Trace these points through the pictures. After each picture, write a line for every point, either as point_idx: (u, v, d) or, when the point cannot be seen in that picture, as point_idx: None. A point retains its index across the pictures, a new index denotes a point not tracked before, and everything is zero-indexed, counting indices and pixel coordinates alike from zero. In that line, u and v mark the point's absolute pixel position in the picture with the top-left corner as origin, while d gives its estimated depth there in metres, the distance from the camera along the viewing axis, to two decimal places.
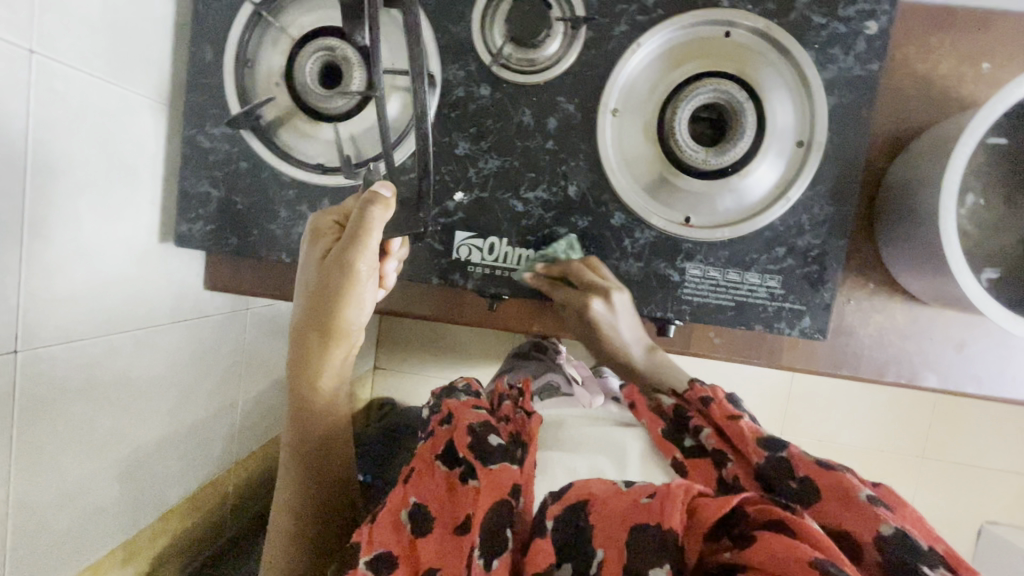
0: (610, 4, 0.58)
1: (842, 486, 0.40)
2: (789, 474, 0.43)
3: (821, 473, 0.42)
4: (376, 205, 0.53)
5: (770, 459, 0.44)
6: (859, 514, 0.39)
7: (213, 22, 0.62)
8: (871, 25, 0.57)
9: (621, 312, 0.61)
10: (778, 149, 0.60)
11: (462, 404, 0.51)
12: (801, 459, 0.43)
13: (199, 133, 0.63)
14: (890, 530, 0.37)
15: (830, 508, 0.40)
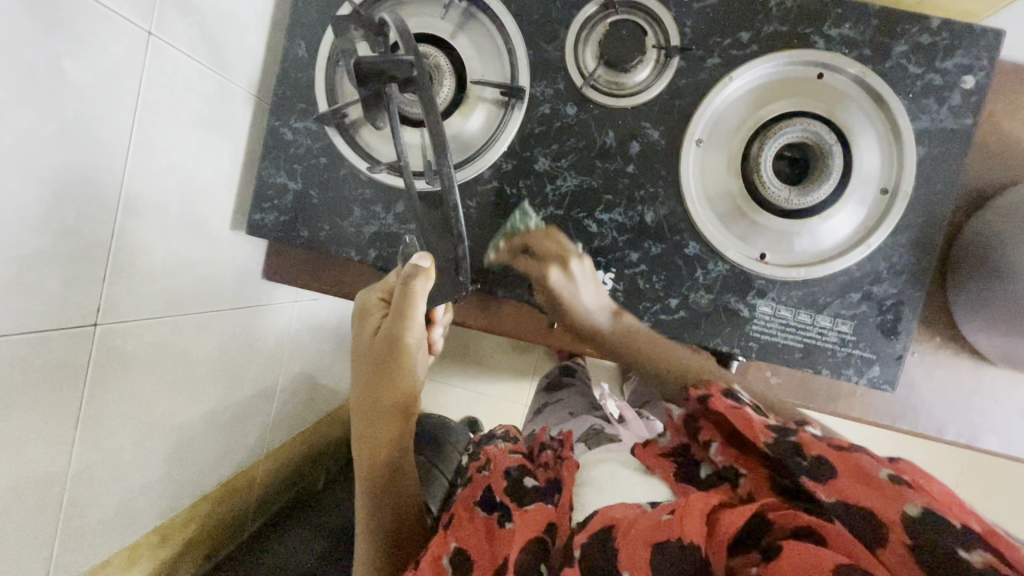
0: (706, 36, 0.59)
1: (856, 465, 0.34)
2: (798, 452, 0.36)
3: (833, 453, 0.35)
4: (422, 275, 0.56)
5: (780, 443, 0.37)
6: (881, 494, 0.32)
7: (310, 19, 0.63)
8: (967, 80, 0.57)
9: (608, 227, 0.58)
10: (861, 194, 0.59)
11: (501, 451, 0.52)
12: (810, 441, 0.36)
13: (284, 126, 0.63)
14: (917, 511, 0.31)
15: (847, 489, 0.33)
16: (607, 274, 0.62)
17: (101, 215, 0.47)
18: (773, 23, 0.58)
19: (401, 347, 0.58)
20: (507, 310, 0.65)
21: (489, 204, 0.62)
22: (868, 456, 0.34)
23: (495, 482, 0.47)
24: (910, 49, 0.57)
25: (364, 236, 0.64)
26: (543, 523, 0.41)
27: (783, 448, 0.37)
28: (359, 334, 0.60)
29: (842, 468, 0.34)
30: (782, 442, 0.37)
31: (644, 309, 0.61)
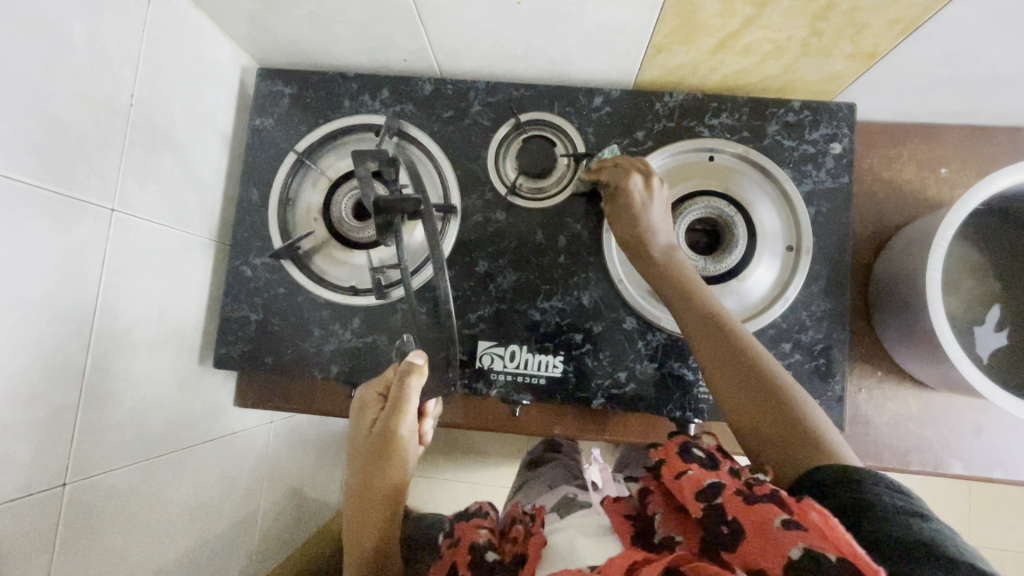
0: (606, 139, 0.68)
1: (760, 517, 0.36)
2: (722, 519, 0.39)
3: (744, 509, 0.38)
4: (415, 378, 0.58)
5: (708, 511, 0.40)
6: (771, 542, 0.35)
7: (259, 170, 0.70)
8: (835, 146, 0.66)
9: (657, 196, 0.62)
10: (770, 252, 0.65)
11: (469, 528, 0.53)
12: (730, 502, 0.39)
13: (243, 264, 0.69)
14: (798, 554, 0.33)
15: (751, 548, 0.36)
16: (556, 357, 0.65)
17: (66, 377, 0.50)
18: (661, 120, 0.67)
19: (394, 441, 0.61)
20: (476, 405, 0.68)
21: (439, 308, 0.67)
22: (772, 506, 0.37)
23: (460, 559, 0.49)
24: (781, 127, 0.66)
25: (325, 354, 0.67)
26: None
27: (710, 512, 0.40)
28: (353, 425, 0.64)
29: (748, 527, 0.36)
30: (711, 505, 0.40)
31: (597, 386, 0.65)
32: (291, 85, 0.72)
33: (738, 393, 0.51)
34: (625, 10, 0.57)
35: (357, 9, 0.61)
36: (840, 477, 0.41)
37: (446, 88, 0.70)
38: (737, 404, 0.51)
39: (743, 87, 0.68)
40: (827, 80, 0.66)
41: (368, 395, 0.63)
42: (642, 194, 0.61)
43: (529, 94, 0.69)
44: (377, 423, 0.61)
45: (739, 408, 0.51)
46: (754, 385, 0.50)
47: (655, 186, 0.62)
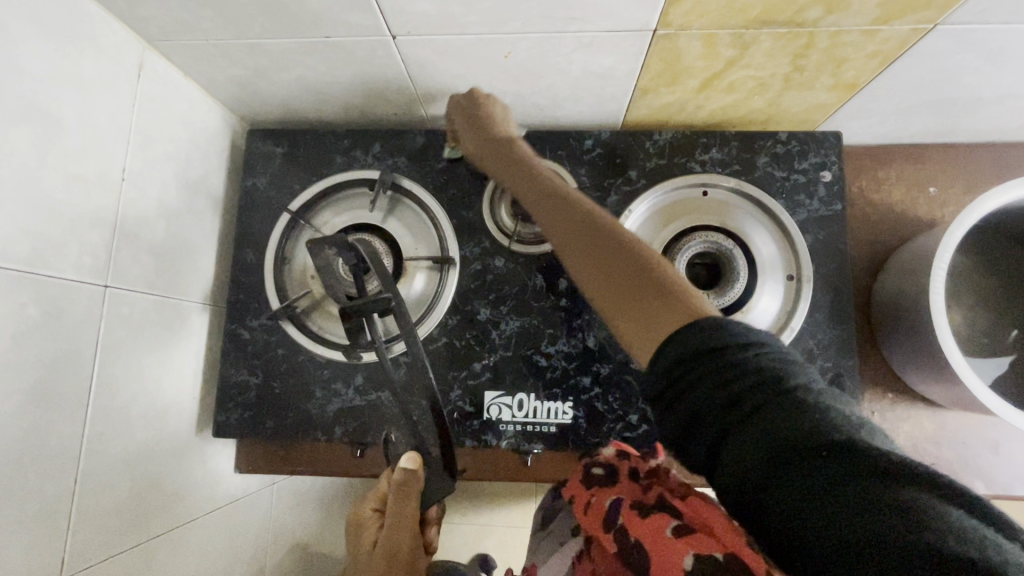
0: (599, 180, 0.68)
1: (656, 531, 0.38)
2: (626, 542, 0.40)
3: (641, 526, 0.39)
4: (411, 480, 0.60)
5: (617, 536, 0.41)
6: (668, 557, 0.35)
7: (254, 230, 0.70)
8: (826, 175, 0.66)
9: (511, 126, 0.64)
10: (772, 283, 0.65)
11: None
12: (628, 523, 0.41)
13: (240, 327, 0.68)
14: (692, 564, 0.34)
15: (652, 566, 0.36)
16: (566, 403, 0.64)
17: (62, 465, 0.48)
18: (652, 158, 0.68)
19: (402, 556, 0.60)
20: (481, 456, 0.66)
21: (442, 360, 0.65)
22: (662, 518, 0.39)
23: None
24: (770, 158, 0.67)
25: (329, 415, 0.66)
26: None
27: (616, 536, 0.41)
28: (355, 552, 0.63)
29: (649, 549, 0.37)
30: (617, 531, 0.41)
31: (608, 430, 0.63)
32: (282, 144, 0.72)
33: (607, 274, 0.43)
34: (611, 57, 0.58)
35: (347, 69, 0.62)
36: (705, 341, 0.35)
37: (438, 139, 0.71)
38: (600, 286, 0.43)
39: (730, 122, 0.70)
40: (811, 110, 0.67)
41: (369, 512, 0.63)
42: (472, 103, 0.63)
43: (520, 140, 0.70)
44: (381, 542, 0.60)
45: (604, 294, 0.43)
46: (614, 263, 0.43)
47: (488, 137, 0.61)
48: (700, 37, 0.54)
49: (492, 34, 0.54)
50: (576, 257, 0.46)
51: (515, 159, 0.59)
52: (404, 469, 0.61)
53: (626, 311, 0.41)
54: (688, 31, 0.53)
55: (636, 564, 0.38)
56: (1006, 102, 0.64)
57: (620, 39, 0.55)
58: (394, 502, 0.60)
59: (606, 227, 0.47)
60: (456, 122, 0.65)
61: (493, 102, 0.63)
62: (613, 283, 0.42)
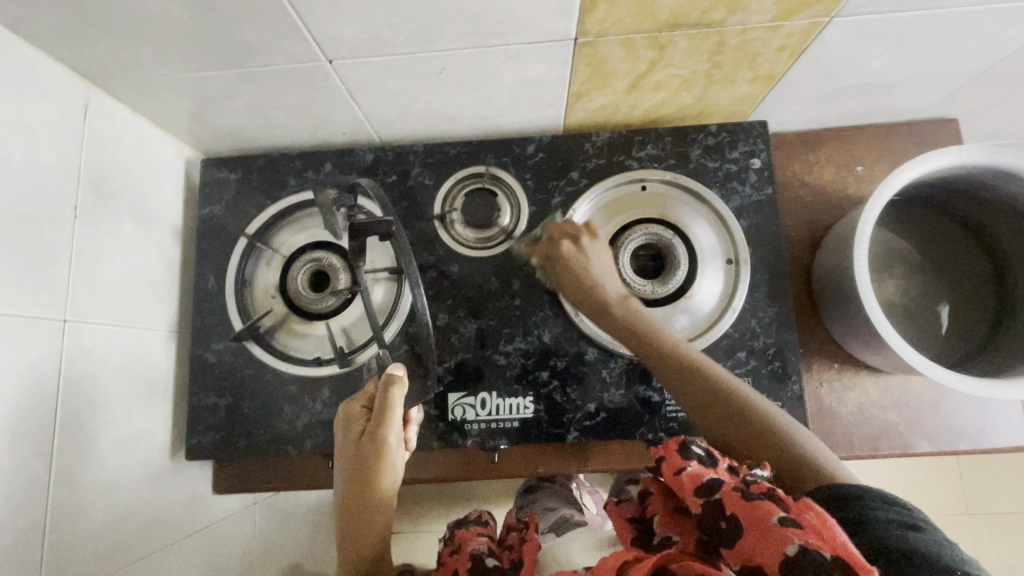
0: (544, 183, 0.71)
1: (759, 515, 0.41)
2: (721, 516, 0.43)
3: (741, 505, 0.42)
4: (394, 388, 0.61)
5: (707, 506, 0.44)
6: (771, 541, 0.39)
7: (213, 256, 0.71)
8: (755, 161, 0.70)
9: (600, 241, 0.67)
10: (712, 268, 0.69)
11: (470, 535, 0.63)
12: (727, 498, 0.43)
13: (206, 351, 0.69)
14: (796, 553, 0.38)
15: (749, 542, 0.40)
16: (526, 398, 0.67)
17: (32, 497, 0.50)
18: (592, 158, 0.71)
19: (383, 449, 0.61)
20: (451, 456, 0.68)
21: (405, 367, 0.68)
22: (768, 505, 0.41)
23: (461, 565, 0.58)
24: (702, 151, 0.71)
25: (299, 429, 0.67)
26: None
27: (707, 507, 0.44)
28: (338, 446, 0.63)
29: (746, 525, 0.41)
30: (711, 503, 0.44)
31: (569, 420, 0.66)
32: (236, 170, 0.74)
33: (727, 435, 0.54)
34: (540, 66, 0.61)
35: (291, 95, 0.64)
36: (837, 496, 0.44)
37: (387, 154, 0.73)
38: (736, 437, 0.54)
39: (663, 119, 0.73)
40: (737, 103, 0.71)
41: (354, 412, 0.63)
42: (576, 253, 0.66)
43: (466, 150, 0.73)
44: (364, 436, 0.61)
45: (733, 437, 0.54)
46: (738, 416, 0.54)
47: (599, 248, 0.67)
48: (618, 42, 0.57)
49: (423, 52, 0.57)
50: (715, 420, 0.55)
51: (624, 328, 0.62)
52: (387, 377, 0.61)
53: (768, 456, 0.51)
54: (607, 38, 0.57)
55: (728, 535, 0.42)
56: (915, 82, 0.69)
57: (545, 49, 0.58)
58: (376, 405, 0.61)
59: (725, 393, 0.56)
60: (553, 262, 0.67)
61: (585, 234, 0.67)
62: (742, 432, 0.54)
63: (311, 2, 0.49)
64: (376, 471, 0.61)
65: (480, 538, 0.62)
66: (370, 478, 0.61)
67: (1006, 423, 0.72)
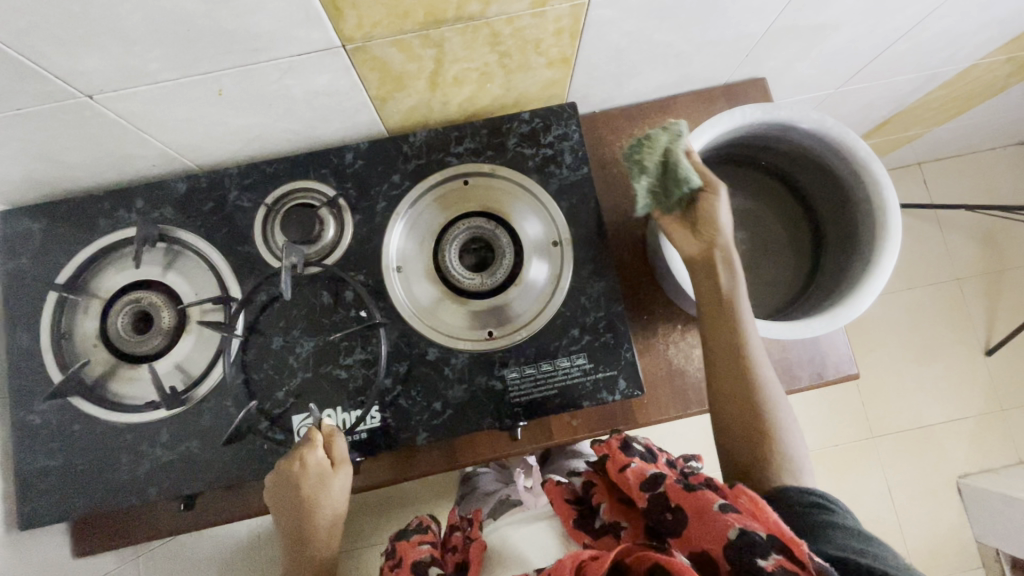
0: (366, 191, 0.71)
1: (701, 505, 0.51)
2: (666, 508, 0.53)
3: (686, 498, 0.52)
4: (337, 438, 0.64)
5: (653, 498, 0.55)
6: (715, 526, 0.49)
7: (26, 312, 0.68)
8: (569, 143, 0.72)
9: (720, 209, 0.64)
10: (539, 252, 0.71)
11: (410, 544, 0.63)
12: (673, 494, 0.53)
13: (30, 413, 0.66)
14: (736, 533, 0.47)
15: (699, 532, 0.50)
16: (372, 407, 0.66)
17: None
18: (412, 160, 0.72)
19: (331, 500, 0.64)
20: None
21: (245, 395, 0.66)
22: (709, 496, 0.51)
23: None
24: (519, 139, 0.72)
25: (140, 478, 0.65)
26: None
27: (659, 503, 0.54)
28: (279, 504, 0.63)
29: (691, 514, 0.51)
30: (659, 498, 0.54)
31: (416, 422, 0.66)
32: (41, 219, 0.70)
33: (725, 378, 0.63)
34: (323, 76, 0.60)
35: (69, 135, 0.61)
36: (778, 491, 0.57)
37: (202, 182, 0.71)
38: (721, 384, 0.63)
39: (481, 111, 0.74)
40: (547, 87, 0.72)
41: (310, 461, 0.62)
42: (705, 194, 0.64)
43: (285, 166, 0.72)
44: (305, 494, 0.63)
45: (720, 400, 0.63)
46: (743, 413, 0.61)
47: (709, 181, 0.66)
48: (391, 44, 0.57)
49: (188, 77, 0.55)
50: (718, 392, 0.63)
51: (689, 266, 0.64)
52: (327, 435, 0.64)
53: (734, 435, 0.62)
54: (376, 41, 0.56)
55: (677, 522, 0.52)
56: (706, 48, 0.72)
57: (318, 60, 0.57)
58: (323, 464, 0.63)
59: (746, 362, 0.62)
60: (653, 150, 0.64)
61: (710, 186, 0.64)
62: (730, 397, 0.62)
63: (29, 39, 0.46)
64: (326, 519, 0.65)
65: (420, 546, 0.63)
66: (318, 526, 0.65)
67: (836, 355, 0.78)
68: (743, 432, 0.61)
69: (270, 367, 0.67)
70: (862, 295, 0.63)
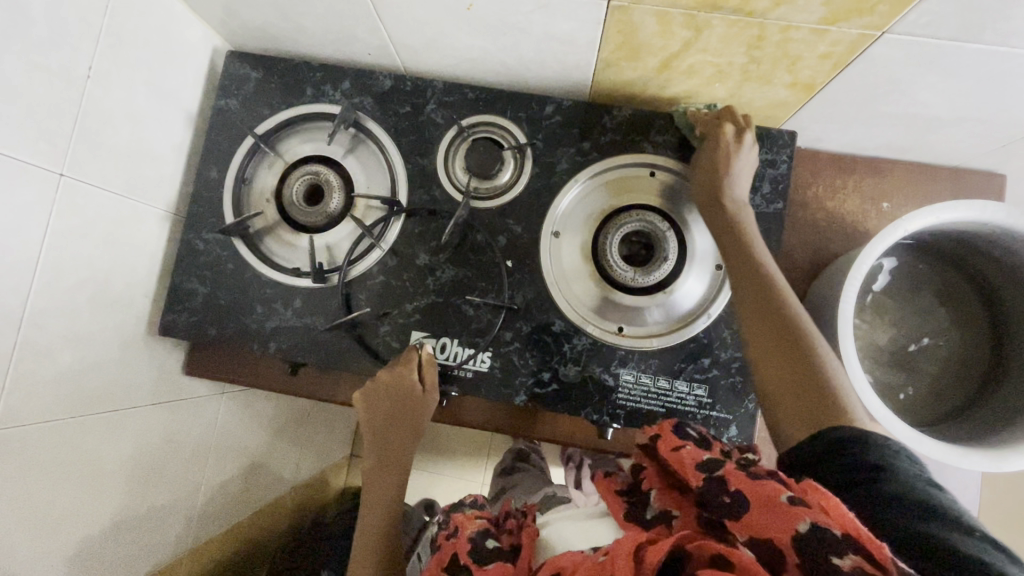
0: (553, 147, 0.70)
1: (765, 492, 0.39)
2: (722, 490, 0.41)
3: (748, 483, 0.40)
4: (432, 364, 0.66)
5: (708, 481, 0.43)
6: (777, 517, 0.37)
7: (221, 149, 0.73)
8: (772, 172, 0.67)
9: (746, 154, 0.63)
10: (699, 270, 0.68)
11: (467, 518, 0.60)
12: (733, 477, 0.42)
13: (195, 238, 0.72)
14: (807, 527, 0.36)
15: (756, 521, 0.38)
16: (484, 353, 0.67)
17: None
18: (608, 133, 0.70)
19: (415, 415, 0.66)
20: (457, 406, 0.72)
21: (377, 295, 0.69)
22: (775, 483, 0.39)
23: (460, 548, 0.56)
24: None
25: (265, 331, 0.70)
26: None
27: (710, 484, 0.43)
28: (372, 415, 0.66)
29: (751, 499, 0.39)
30: (709, 481, 0.43)
31: (520, 382, 0.67)
32: (258, 69, 0.74)
33: (762, 346, 0.53)
34: (570, 23, 0.58)
35: (319, 3, 0.63)
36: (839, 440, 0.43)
37: (405, 85, 0.72)
38: (758, 346, 0.53)
39: (693, 108, 0.70)
40: (772, 107, 0.68)
41: (409, 378, 0.65)
42: (730, 143, 0.63)
43: (485, 96, 0.72)
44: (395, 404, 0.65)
45: (773, 374, 0.51)
46: (794, 369, 0.50)
47: (743, 144, 0.64)
48: (654, 13, 0.54)
49: None
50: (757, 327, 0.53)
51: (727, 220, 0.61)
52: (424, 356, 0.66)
53: (786, 399, 0.49)
54: (641, 6, 0.54)
55: (731, 510, 0.40)
56: (965, 123, 0.64)
57: (576, 5, 0.56)
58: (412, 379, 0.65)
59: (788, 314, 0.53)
60: (706, 141, 0.65)
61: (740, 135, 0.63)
62: (783, 357, 0.51)
63: None
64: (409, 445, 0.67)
65: (477, 521, 0.59)
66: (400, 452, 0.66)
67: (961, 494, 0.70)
68: (789, 394, 0.49)
69: (407, 277, 0.69)
70: None
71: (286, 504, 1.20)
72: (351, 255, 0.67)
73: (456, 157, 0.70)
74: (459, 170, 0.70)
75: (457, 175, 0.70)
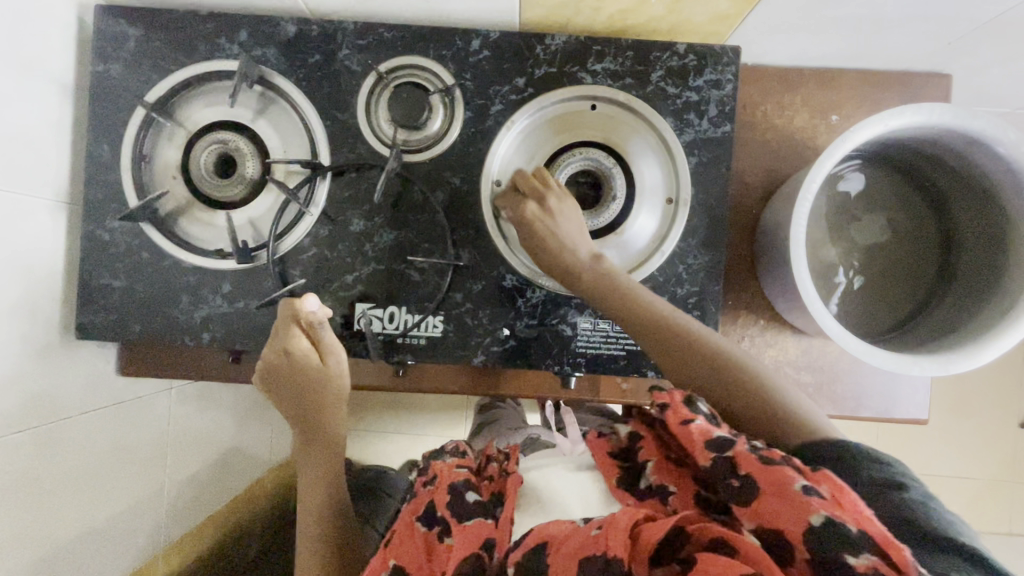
0: (484, 87, 0.64)
1: (778, 480, 0.38)
2: (732, 473, 0.39)
3: (759, 468, 0.38)
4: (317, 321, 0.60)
5: (716, 462, 0.40)
6: (790, 507, 0.36)
7: (110, 124, 0.64)
8: (718, 93, 0.63)
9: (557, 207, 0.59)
10: (650, 205, 0.65)
11: (446, 466, 0.52)
12: (743, 459, 0.39)
13: (99, 228, 0.64)
14: (820, 521, 0.35)
15: (767, 507, 0.37)
16: (435, 316, 0.64)
17: None
18: (542, 65, 0.64)
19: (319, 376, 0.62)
20: (414, 372, 0.69)
21: (313, 269, 0.64)
22: (788, 472, 0.38)
23: (437, 498, 0.49)
24: (665, 73, 0.64)
25: (196, 321, 0.64)
26: (478, 540, 0.44)
27: (720, 467, 0.40)
28: (280, 392, 0.63)
29: (764, 484, 0.38)
30: (718, 462, 0.40)
31: (476, 343, 0.64)
32: (136, 25, 0.64)
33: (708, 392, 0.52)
34: None
35: None
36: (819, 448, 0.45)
37: (311, 30, 0.64)
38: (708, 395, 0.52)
39: (630, 29, 0.65)
40: (714, 20, 0.63)
41: (297, 345, 0.60)
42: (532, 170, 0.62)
43: (403, 35, 0.64)
44: (294, 373, 0.61)
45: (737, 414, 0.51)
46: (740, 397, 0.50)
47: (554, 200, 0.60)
48: None
49: None
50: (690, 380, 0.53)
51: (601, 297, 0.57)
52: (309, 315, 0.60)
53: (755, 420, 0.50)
54: None
55: (741, 493, 0.38)
56: (913, 24, 0.61)
57: None
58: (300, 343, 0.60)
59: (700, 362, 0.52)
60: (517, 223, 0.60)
61: (549, 196, 0.60)
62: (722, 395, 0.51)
63: None
64: (332, 402, 0.63)
65: (456, 468, 0.52)
66: (325, 420, 0.63)
67: (912, 396, 0.73)
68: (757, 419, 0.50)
69: (343, 246, 0.64)
70: (987, 348, 0.57)
71: (268, 486, 1.19)
72: (276, 229, 0.61)
73: (379, 108, 0.64)
74: (384, 122, 0.64)
75: (382, 127, 0.64)
